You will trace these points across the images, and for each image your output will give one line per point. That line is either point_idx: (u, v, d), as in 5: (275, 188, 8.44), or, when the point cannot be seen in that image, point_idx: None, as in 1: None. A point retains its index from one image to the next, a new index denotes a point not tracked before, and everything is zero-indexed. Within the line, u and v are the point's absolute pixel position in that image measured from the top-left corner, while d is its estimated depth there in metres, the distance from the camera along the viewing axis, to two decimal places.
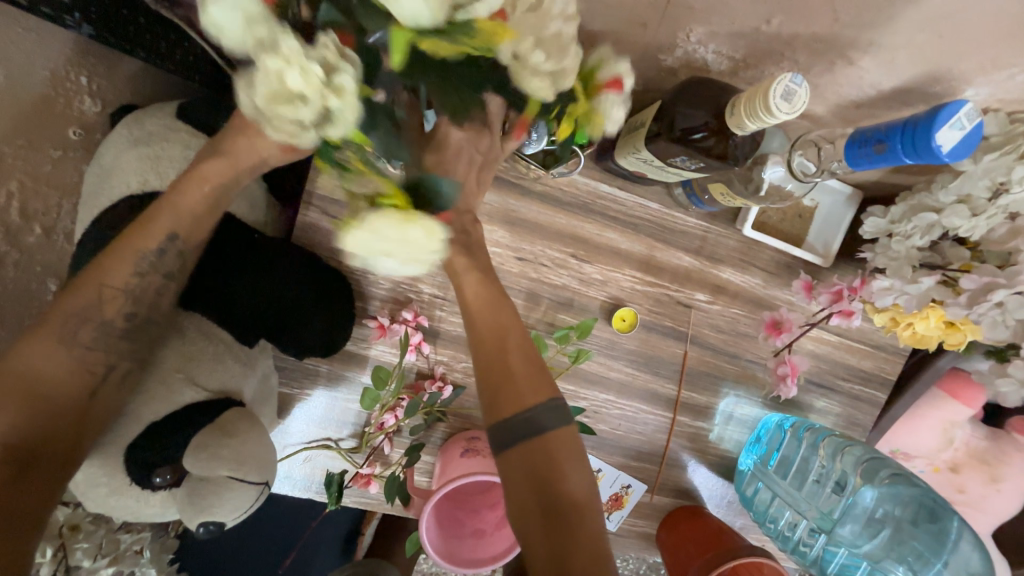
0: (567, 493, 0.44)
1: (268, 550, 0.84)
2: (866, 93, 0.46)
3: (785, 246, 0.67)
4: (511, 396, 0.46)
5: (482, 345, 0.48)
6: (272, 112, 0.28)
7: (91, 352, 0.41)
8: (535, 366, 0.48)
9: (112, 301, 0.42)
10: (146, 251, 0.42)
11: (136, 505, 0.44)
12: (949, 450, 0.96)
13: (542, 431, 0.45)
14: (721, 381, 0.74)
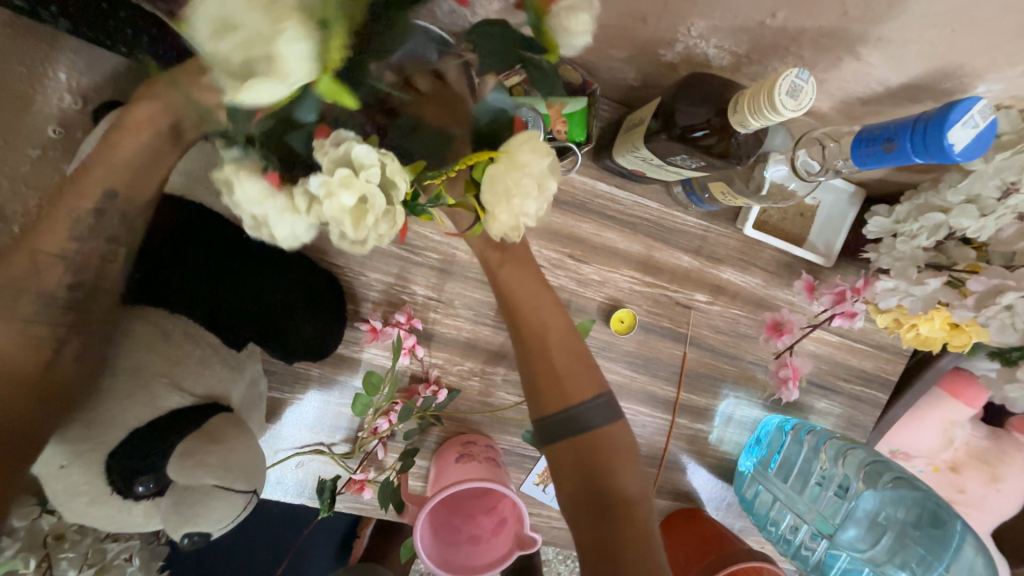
0: (617, 489, 0.50)
1: (261, 555, 0.83)
2: (873, 90, 0.44)
3: (786, 246, 0.65)
4: (563, 399, 0.51)
5: (527, 347, 0.52)
6: (370, 231, 0.27)
7: (36, 328, 0.37)
8: (583, 367, 0.52)
9: (51, 270, 0.37)
10: (81, 213, 0.38)
11: (115, 516, 0.41)
12: (949, 450, 0.95)
13: (592, 426, 0.51)
14: (721, 382, 0.73)
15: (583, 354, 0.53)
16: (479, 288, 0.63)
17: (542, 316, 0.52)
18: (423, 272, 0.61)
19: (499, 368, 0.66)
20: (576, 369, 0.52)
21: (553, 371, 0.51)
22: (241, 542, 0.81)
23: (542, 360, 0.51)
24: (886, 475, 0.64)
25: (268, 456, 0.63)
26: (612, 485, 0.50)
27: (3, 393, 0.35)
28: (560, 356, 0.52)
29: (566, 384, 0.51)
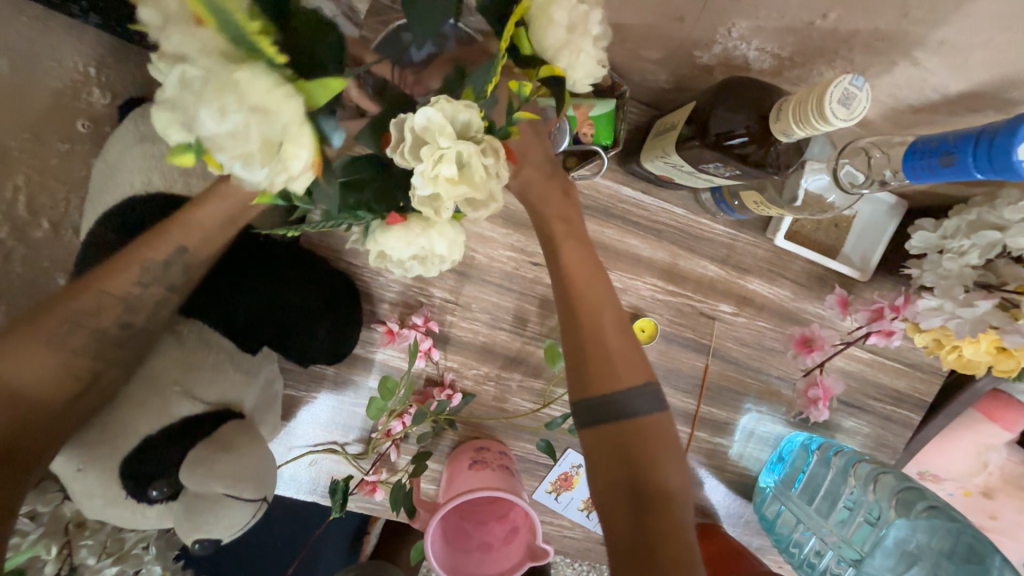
0: (659, 483, 0.45)
1: (274, 549, 0.84)
2: (929, 97, 0.42)
3: (819, 258, 0.62)
4: (605, 378, 0.47)
5: (573, 322, 0.48)
6: (486, 178, 0.29)
7: (78, 358, 0.38)
8: (631, 348, 0.48)
9: (110, 309, 0.39)
10: (150, 262, 0.40)
11: (130, 516, 0.42)
12: (983, 474, 0.91)
13: (638, 413, 0.47)
14: (743, 396, 0.70)
15: (631, 339, 0.49)
16: (498, 292, 0.62)
17: (592, 296, 0.48)
18: (441, 274, 0.61)
19: (515, 374, 0.65)
20: (623, 348, 0.48)
21: (600, 351, 0.47)
22: (254, 534, 0.82)
23: (588, 334, 0.48)
24: (919, 503, 0.61)
25: (282, 453, 0.63)
26: (653, 476, 0.45)
27: (33, 409, 0.36)
28: (607, 335, 0.48)
29: (613, 364, 0.47)
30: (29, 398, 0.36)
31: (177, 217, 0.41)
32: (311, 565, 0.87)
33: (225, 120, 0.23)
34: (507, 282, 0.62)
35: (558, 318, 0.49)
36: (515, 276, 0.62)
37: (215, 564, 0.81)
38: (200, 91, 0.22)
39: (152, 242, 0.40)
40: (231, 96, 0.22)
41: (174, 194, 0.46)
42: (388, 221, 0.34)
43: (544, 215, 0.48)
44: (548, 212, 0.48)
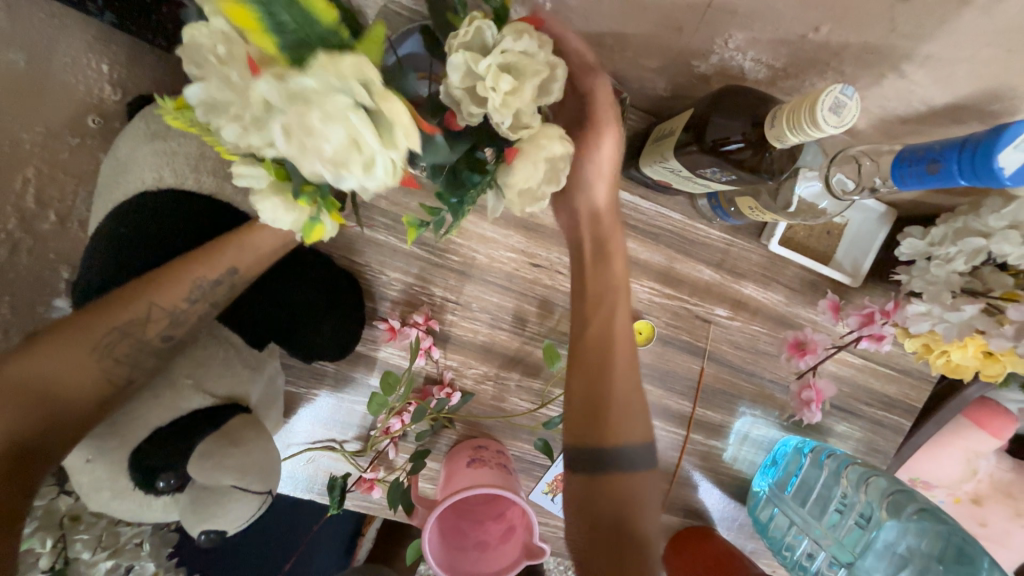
0: (642, 531, 0.50)
1: (267, 550, 0.83)
2: (915, 108, 0.43)
3: (813, 264, 0.64)
4: (609, 425, 0.52)
5: (591, 363, 0.53)
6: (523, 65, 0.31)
7: (120, 365, 0.41)
8: (637, 406, 0.53)
9: (157, 321, 0.42)
10: (202, 281, 0.43)
11: (138, 508, 0.41)
12: (972, 481, 0.93)
13: (634, 465, 0.51)
14: (738, 399, 0.72)
15: (639, 396, 0.53)
16: (498, 292, 0.63)
17: (617, 344, 0.53)
18: (443, 273, 0.62)
19: (513, 374, 0.66)
20: (631, 398, 0.53)
21: (614, 399, 0.52)
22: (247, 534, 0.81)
23: (606, 377, 0.52)
24: (909, 504, 0.62)
25: (280, 450, 0.63)
26: (637, 522, 0.50)
27: (67, 409, 0.39)
28: (621, 383, 0.52)
29: (625, 414, 0.52)
30: (61, 396, 0.39)
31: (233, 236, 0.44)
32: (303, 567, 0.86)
33: (332, 133, 0.26)
34: (509, 282, 0.63)
35: (569, 352, 0.54)
36: (515, 277, 0.63)
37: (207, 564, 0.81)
38: (300, 128, 0.26)
39: (209, 261, 0.43)
40: (322, 104, 0.26)
41: (185, 189, 0.47)
42: (509, 159, 0.34)
43: (605, 253, 0.53)
44: (610, 247, 0.53)
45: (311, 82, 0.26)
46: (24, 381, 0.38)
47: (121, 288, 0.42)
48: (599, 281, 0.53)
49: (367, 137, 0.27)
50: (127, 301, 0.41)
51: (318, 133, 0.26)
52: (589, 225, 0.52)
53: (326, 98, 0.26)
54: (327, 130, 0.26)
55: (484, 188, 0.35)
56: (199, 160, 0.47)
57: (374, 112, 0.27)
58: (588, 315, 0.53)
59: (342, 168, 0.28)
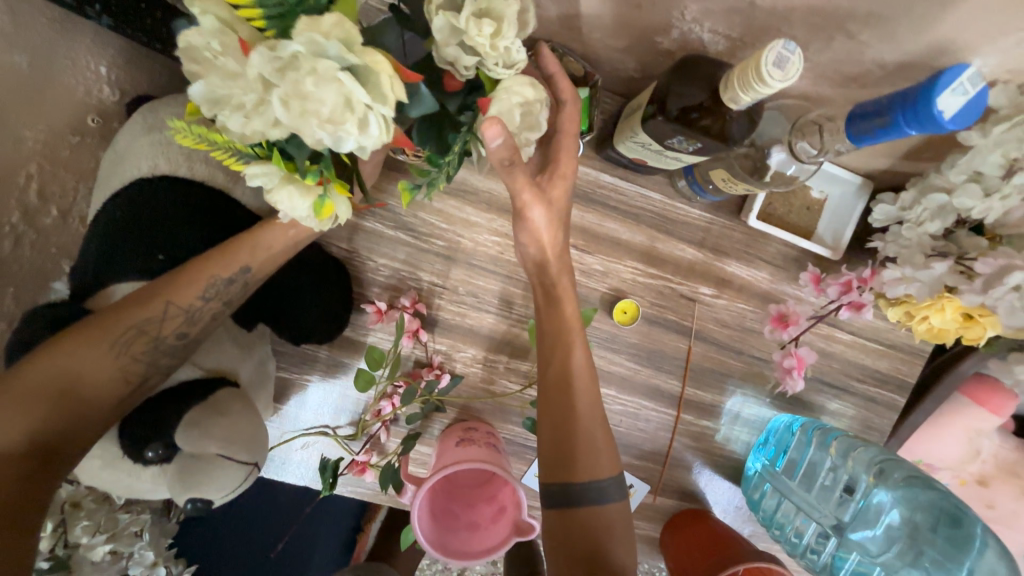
0: (615, 562, 0.52)
1: (265, 547, 0.83)
2: (870, 70, 0.45)
3: (792, 238, 0.64)
4: (579, 464, 0.54)
5: (557, 402, 0.55)
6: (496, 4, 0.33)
7: (136, 363, 0.43)
8: (608, 446, 0.56)
9: (173, 319, 0.44)
10: (217, 279, 0.45)
11: (129, 480, 0.43)
12: (975, 461, 0.91)
13: (600, 499, 0.54)
14: (727, 378, 0.72)
15: (605, 431, 0.56)
16: (484, 275, 0.65)
17: (578, 379, 0.55)
18: (430, 258, 0.63)
19: (502, 357, 0.67)
20: (598, 431, 0.55)
21: (579, 440, 0.54)
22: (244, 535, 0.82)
23: (571, 415, 0.55)
24: (898, 471, 0.62)
25: (275, 436, 0.65)
26: (610, 553, 0.52)
27: (87, 407, 0.40)
28: (585, 419, 0.55)
29: (592, 454, 0.54)
30: (80, 394, 0.40)
31: (246, 238, 0.46)
32: (303, 562, 0.86)
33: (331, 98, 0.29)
34: (494, 266, 0.65)
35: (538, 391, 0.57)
36: (499, 261, 0.65)
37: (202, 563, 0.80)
38: (296, 96, 0.29)
39: (224, 260, 0.45)
40: (313, 69, 0.28)
41: (177, 176, 0.49)
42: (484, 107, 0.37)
43: (555, 295, 0.56)
44: (561, 289, 0.56)
45: (298, 48, 0.28)
46: (49, 375, 0.39)
47: (141, 287, 0.43)
48: (554, 318, 0.56)
49: (356, 91, 0.29)
50: (145, 300, 0.43)
51: (313, 98, 0.29)
52: (536, 270, 0.57)
53: (315, 62, 0.28)
54: (321, 92, 0.29)
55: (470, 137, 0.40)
56: (190, 149, 0.50)
57: (359, 68, 0.29)
58: (547, 355, 0.56)
59: (340, 127, 0.30)
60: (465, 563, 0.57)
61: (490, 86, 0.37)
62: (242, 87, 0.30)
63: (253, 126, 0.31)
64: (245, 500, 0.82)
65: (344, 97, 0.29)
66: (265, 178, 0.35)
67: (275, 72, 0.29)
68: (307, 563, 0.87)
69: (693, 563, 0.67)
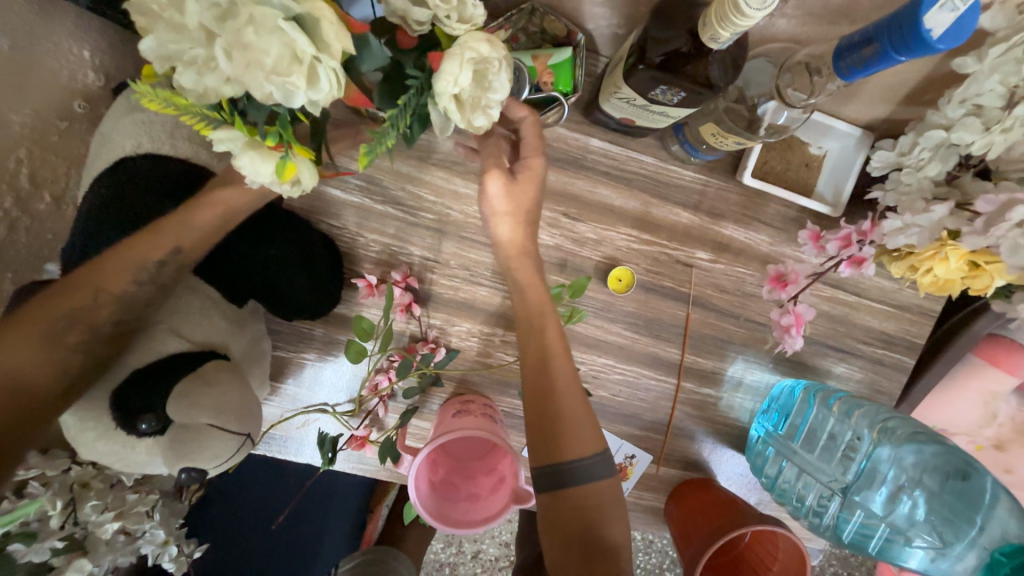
0: (608, 538, 0.52)
1: (276, 525, 0.85)
2: (857, 3, 0.43)
3: (789, 195, 0.62)
4: (567, 442, 0.53)
5: (538, 386, 0.55)
6: None
7: (73, 353, 0.42)
8: (590, 425, 0.55)
9: (106, 306, 0.43)
10: (147, 262, 0.44)
11: (124, 451, 0.44)
12: (992, 425, 0.89)
13: (590, 476, 0.53)
14: (728, 344, 0.71)
15: (587, 410, 0.55)
16: (476, 247, 0.64)
17: (556, 360, 0.55)
18: (420, 233, 0.63)
19: (498, 330, 0.67)
20: (580, 410, 0.55)
21: (564, 416, 0.54)
22: (257, 518, 0.85)
23: (552, 398, 0.54)
24: (903, 431, 0.62)
25: (276, 415, 0.66)
26: (604, 530, 0.52)
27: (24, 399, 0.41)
28: (566, 399, 0.55)
29: (576, 429, 0.54)
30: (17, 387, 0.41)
31: (176, 218, 0.45)
32: (313, 544, 0.87)
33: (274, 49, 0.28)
34: (485, 238, 0.64)
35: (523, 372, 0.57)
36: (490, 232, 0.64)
37: (216, 540, 0.82)
38: (239, 47, 0.28)
39: (154, 240, 0.44)
40: (251, 16, 0.27)
41: (161, 153, 0.49)
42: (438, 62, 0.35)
43: (519, 281, 0.56)
44: (524, 273, 0.56)
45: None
46: None
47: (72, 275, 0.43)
48: (528, 304, 0.56)
49: (299, 40, 0.28)
50: (76, 287, 0.43)
51: (256, 48, 0.28)
52: (499, 254, 0.56)
53: (253, 8, 0.27)
54: (264, 42, 0.28)
55: (430, 102, 0.37)
56: (173, 126, 0.50)
57: (304, 17, 0.29)
58: (526, 337, 0.56)
59: (286, 79, 0.29)
60: (461, 531, 0.57)
61: (446, 41, 0.36)
62: (189, 41, 0.29)
63: (205, 83, 0.30)
64: (257, 478, 0.84)
65: (289, 47, 0.28)
66: (231, 143, 0.35)
67: (215, 22, 0.28)
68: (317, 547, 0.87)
69: (696, 530, 0.66)
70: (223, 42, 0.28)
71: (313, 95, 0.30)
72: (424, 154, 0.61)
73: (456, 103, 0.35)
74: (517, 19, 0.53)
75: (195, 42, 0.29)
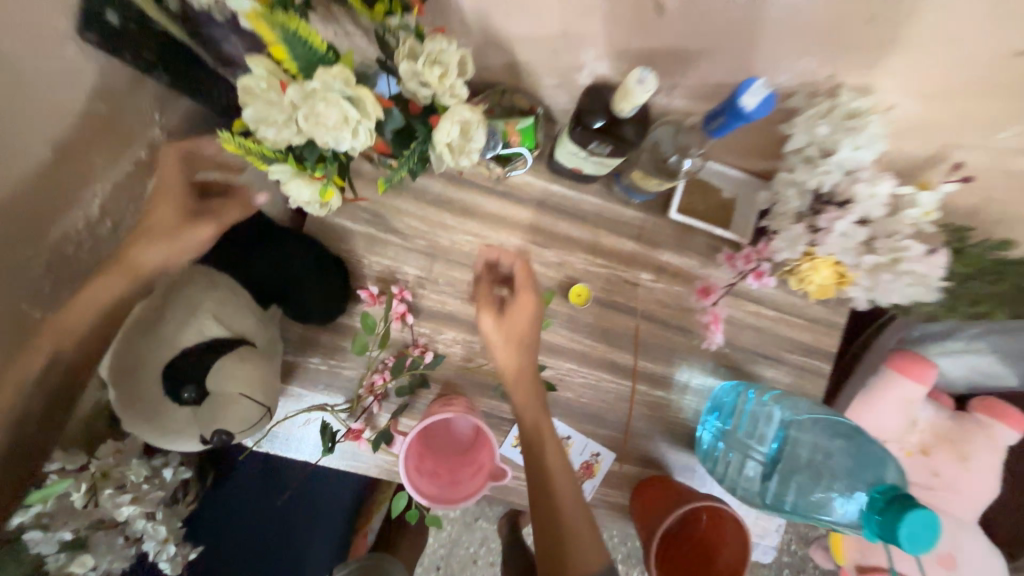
0: None
1: (268, 537, 0.88)
2: (723, 89, 0.63)
3: (706, 226, 0.80)
4: (569, 550, 0.60)
5: (543, 506, 0.64)
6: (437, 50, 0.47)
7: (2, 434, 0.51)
8: (590, 530, 0.63)
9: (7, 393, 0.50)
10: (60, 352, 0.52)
11: (165, 416, 0.54)
12: (914, 431, 1.01)
13: None
14: (673, 352, 0.84)
15: (588, 522, 0.63)
16: (460, 268, 0.78)
17: (554, 473, 0.65)
18: (414, 256, 0.77)
19: (478, 338, 0.79)
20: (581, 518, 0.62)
21: (565, 532, 0.62)
22: (244, 534, 0.87)
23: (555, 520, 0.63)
24: (802, 404, 0.79)
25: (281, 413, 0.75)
26: None
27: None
28: (567, 513, 0.63)
29: (577, 538, 0.61)
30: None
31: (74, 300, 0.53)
32: (302, 555, 0.90)
33: (336, 116, 0.42)
34: (468, 260, 0.78)
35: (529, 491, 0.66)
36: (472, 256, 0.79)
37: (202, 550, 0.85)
38: (312, 114, 0.42)
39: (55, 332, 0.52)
40: (323, 95, 0.42)
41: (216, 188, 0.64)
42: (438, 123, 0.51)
43: (522, 415, 0.68)
44: (529, 398, 0.68)
45: (314, 83, 0.41)
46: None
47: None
48: (529, 420, 0.68)
49: (352, 111, 0.42)
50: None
51: (322, 115, 0.42)
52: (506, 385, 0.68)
53: (325, 91, 0.41)
54: (327, 111, 0.42)
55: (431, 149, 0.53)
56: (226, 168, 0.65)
57: (354, 96, 0.43)
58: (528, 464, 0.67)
59: (340, 134, 0.43)
60: (443, 506, 0.65)
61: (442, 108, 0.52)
62: (275, 109, 0.43)
63: (283, 136, 0.44)
64: (252, 486, 0.89)
65: (344, 115, 0.42)
66: (282, 174, 0.49)
67: (297, 99, 0.42)
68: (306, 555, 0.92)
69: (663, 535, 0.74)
70: (300, 111, 0.42)
71: (357, 144, 0.44)
72: (419, 194, 0.77)
73: (449, 149, 0.51)
74: (491, 97, 0.71)
75: (278, 110, 0.43)
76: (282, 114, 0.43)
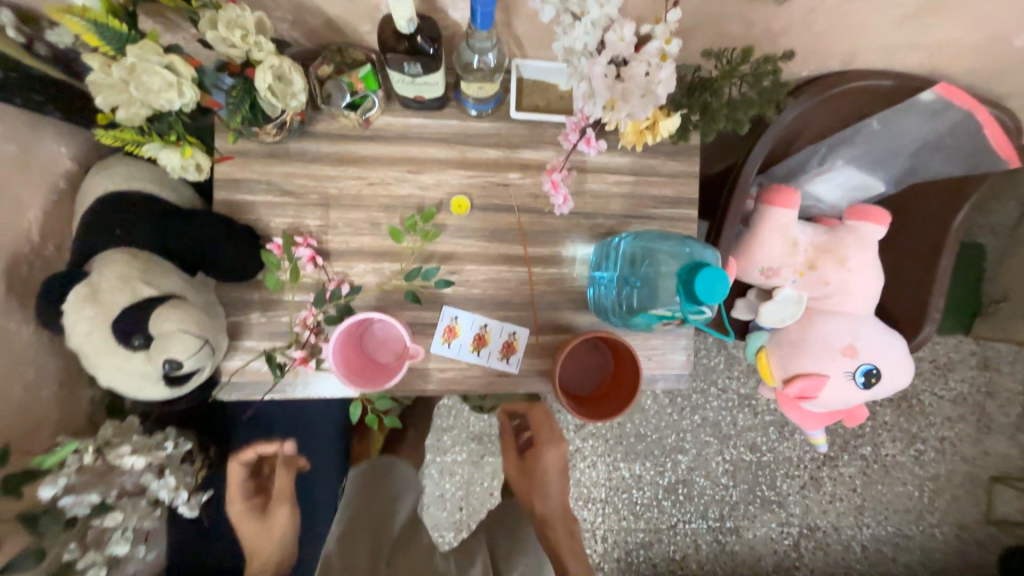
0: None
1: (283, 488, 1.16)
2: None
3: (547, 117, 0.94)
4: None
5: None
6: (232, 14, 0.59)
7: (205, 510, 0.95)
8: None
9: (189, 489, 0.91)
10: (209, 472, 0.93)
11: (124, 362, 0.68)
12: (797, 251, 1.15)
13: None
14: (555, 232, 0.97)
15: None
16: (353, 209, 0.92)
17: None
18: (312, 210, 0.91)
19: (386, 263, 0.92)
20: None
21: None
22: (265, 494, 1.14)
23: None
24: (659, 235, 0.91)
25: (235, 363, 0.88)
26: None
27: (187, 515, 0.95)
28: None
29: None
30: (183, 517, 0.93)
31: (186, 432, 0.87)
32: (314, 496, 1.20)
33: (163, 80, 0.57)
34: (358, 200, 0.92)
35: None
36: (361, 196, 0.92)
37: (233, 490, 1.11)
38: (142, 84, 0.56)
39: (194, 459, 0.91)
40: (145, 67, 0.56)
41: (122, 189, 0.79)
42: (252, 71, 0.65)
43: None
44: None
45: (134, 59, 0.55)
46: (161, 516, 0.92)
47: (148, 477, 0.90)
48: None
49: (173, 75, 0.57)
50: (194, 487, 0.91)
51: (150, 83, 0.56)
52: None
53: (145, 63, 0.55)
54: (153, 79, 0.56)
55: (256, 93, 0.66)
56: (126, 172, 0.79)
57: (170, 63, 0.57)
58: None
59: (172, 95, 0.58)
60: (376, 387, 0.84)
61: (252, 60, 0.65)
62: (116, 91, 0.57)
63: (134, 111, 0.58)
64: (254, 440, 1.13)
65: (169, 80, 0.57)
66: (153, 148, 0.64)
67: (126, 75, 0.56)
68: (314, 458, 1.23)
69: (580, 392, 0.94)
70: (134, 86, 0.56)
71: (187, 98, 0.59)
72: (301, 156, 0.90)
73: (273, 93, 0.64)
74: (331, 57, 0.87)
75: (121, 93, 0.57)
76: (123, 95, 0.57)
